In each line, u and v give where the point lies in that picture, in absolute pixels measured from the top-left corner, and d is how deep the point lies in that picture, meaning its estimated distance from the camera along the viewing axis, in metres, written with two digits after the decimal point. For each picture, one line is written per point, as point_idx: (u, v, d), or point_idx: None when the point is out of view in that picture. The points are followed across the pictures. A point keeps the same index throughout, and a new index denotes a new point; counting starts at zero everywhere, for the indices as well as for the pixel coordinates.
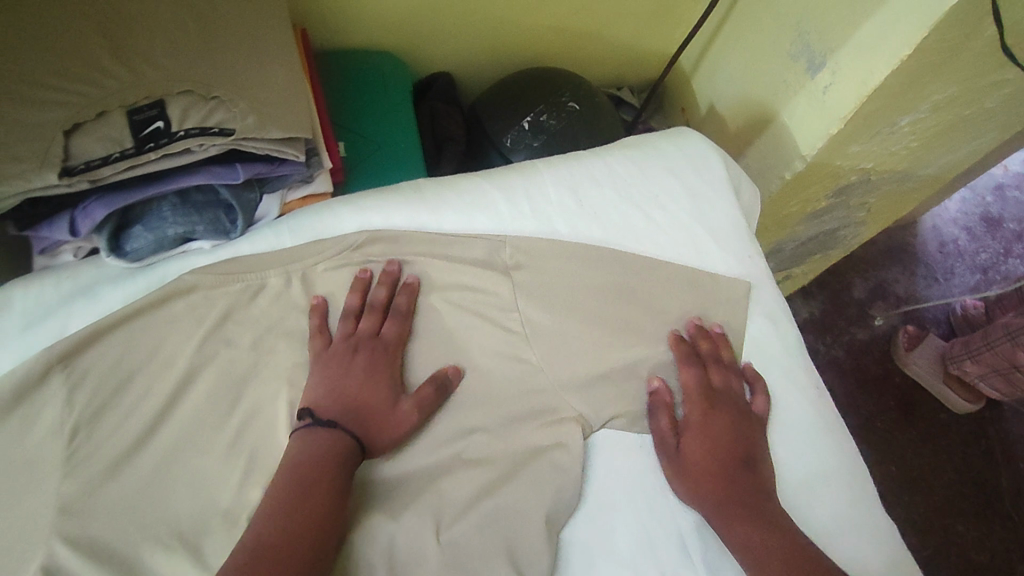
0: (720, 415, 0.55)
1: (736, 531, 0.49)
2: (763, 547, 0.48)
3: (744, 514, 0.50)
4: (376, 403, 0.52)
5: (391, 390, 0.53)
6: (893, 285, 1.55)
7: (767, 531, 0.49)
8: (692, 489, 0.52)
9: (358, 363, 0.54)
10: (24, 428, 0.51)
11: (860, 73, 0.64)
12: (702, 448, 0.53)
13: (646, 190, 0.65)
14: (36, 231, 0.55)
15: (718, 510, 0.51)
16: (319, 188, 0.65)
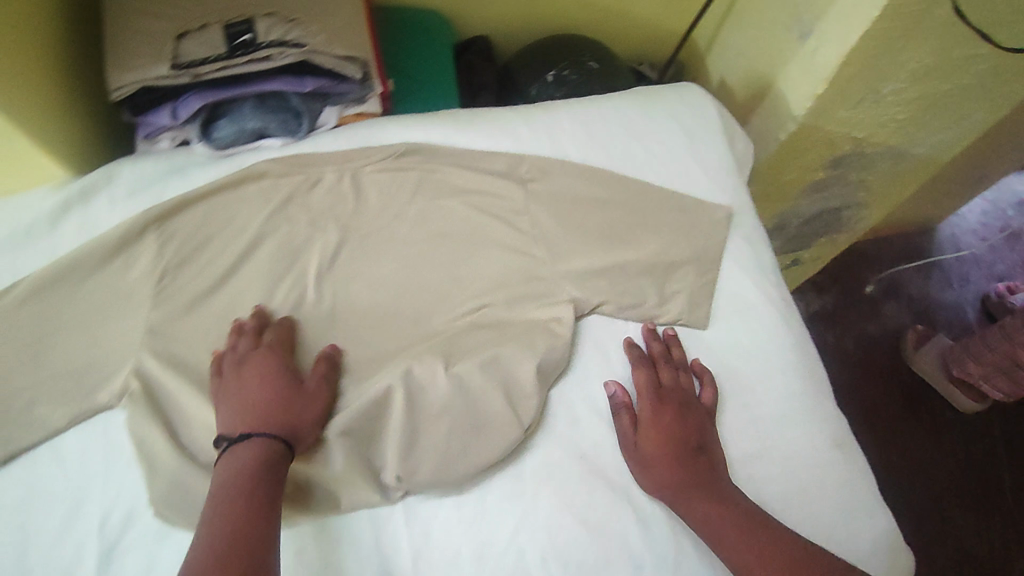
0: (671, 410, 0.60)
1: (698, 514, 0.56)
2: (723, 524, 0.55)
3: (701, 494, 0.56)
4: (285, 393, 0.56)
5: (289, 383, 0.57)
6: (908, 286, 1.50)
7: (725, 511, 0.55)
8: (655, 478, 0.58)
9: (255, 374, 0.57)
10: (125, 269, 0.64)
11: (840, 37, 0.77)
12: (658, 439, 0.59)
13: (647, 127, 0.76)
14: (144, 118, 0.69)
15: (679, 494, 0.57)
16: (370, 108, 0.77)
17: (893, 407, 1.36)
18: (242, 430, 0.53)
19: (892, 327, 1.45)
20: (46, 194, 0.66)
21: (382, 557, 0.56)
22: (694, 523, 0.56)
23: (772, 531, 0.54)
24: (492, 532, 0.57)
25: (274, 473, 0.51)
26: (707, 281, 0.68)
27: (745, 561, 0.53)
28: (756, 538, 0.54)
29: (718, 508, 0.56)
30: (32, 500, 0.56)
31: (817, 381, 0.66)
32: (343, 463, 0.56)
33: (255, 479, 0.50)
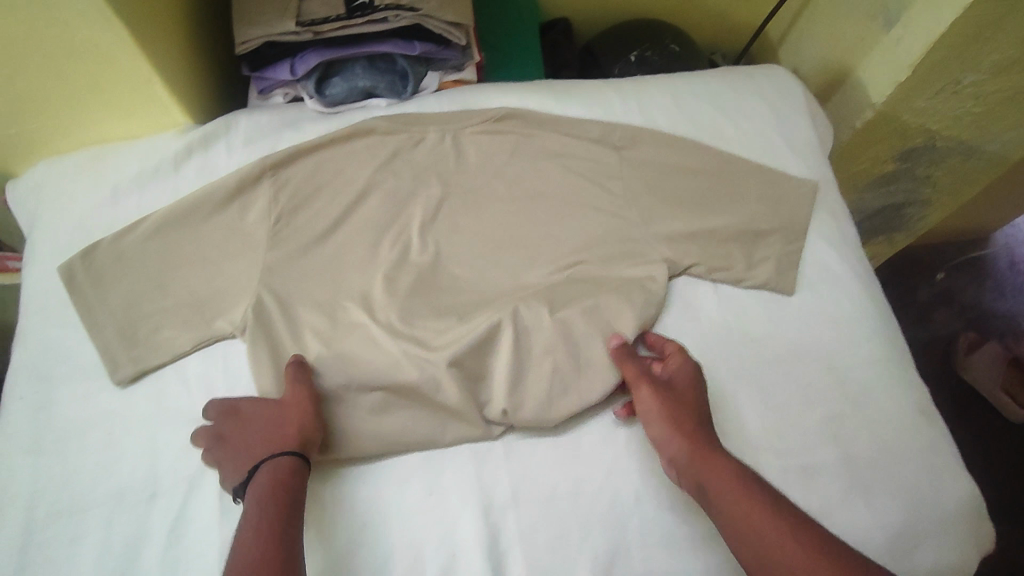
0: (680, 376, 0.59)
1: (704, 475, 0.53)
2: (738, 483, 0.52)
3: (718, 453, 0.54)
4: (272, 419, 0.57)
5: (269, 412, 0.58)
6: (959, 294, 1.42)
7: (731, 475, 0.52)
8: (665, 429, 0.56)
9: (245, 424, 0.58)
10: (242, 212, 0.68)
11: (927, 25, 0.79)
12: (685, 397, 0.58)
13: (735, 103, 0.79)
14: (260, 73, 0.74)
15: (686, 452, 0.54)
16: (467, 77, 0.81)
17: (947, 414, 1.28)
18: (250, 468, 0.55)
19: (944, 332, 1.37)
20: (171, 139, 0.72)
21: (483, 488, 0.58)
22: (699, 485, 0.53)
23: (778, 502, 0.51)
24: (588, 472, 0.59)
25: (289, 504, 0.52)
26: (793, 249, 0.70)
27: (746, 530, 0.50)
28: (764, 509, 0.50)
29: (726, 470, 0.53)
30: (160, 415, 0.62)
31: (899, 352, 0.68)
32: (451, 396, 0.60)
33: (274, 513, 0.51)
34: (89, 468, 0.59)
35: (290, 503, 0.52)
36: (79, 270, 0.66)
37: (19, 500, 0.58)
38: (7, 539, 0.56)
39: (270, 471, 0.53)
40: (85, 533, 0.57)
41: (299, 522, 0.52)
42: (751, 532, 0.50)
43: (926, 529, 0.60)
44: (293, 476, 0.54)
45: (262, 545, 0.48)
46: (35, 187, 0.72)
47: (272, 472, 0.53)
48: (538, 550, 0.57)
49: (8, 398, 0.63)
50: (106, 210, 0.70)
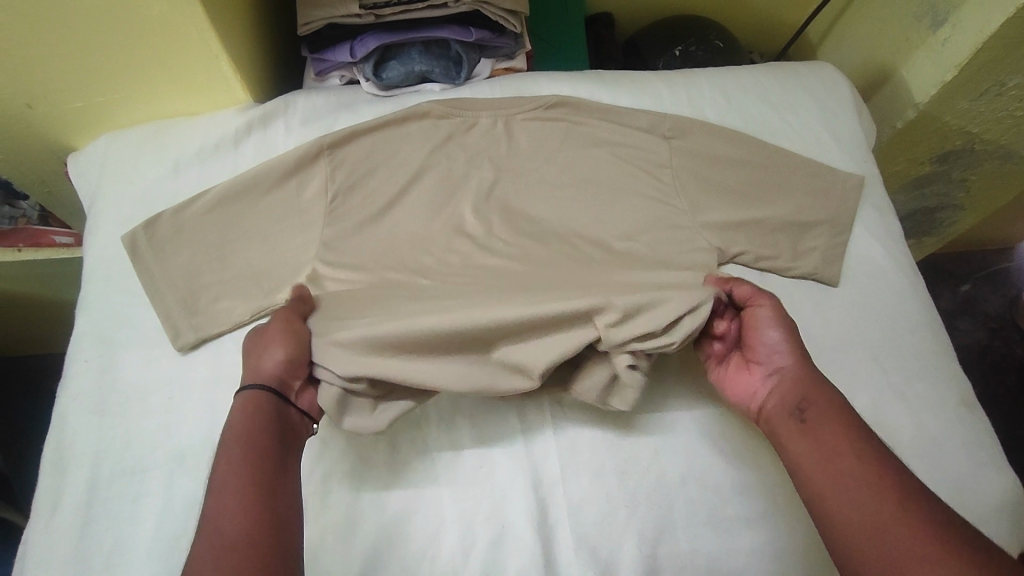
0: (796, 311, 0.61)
1: (809, 395, 0.55)
2: (844, 409, 0.54)
3: (828, 382, 0.56)
4: (255, 351, 0.59)
5: (254, 342, 0.59)
6: (983, 303, 1.31)
7: (836, 404, 0.54)
8: (781, 348, 0.58)
9: (248, 348, 0.60)
10: (300, 188, 0.69)
11: (977, 26, 0.79)
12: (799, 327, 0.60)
13: (783, 98, 0.81)
14: (320, 55, 0.78)
15: (798, 375, 0.57)
16: (518, 65, 0.83)
17: (990, 420, 1.17)
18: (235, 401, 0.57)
19: (968, 342, 1.26)
20: (232, 116, 0.74)
21: (532, 464, 0.60)
22: (799, 403, 0.55)
23: (868, 438, 0.52)
24: (635, 450, 0.61)
25: (248, 444, 0.52)
26: (839, 242, 0.71)
27: (832, 448, 0.51)
28: (859, 439, 0.51)
29: (832, 398, 0.55)
30: (218, 382, 0.63)
31: (943, 347, 0.69)
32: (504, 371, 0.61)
33: (234, 461, 0.51)
34: (150, 430, 0.61)
35: (248, 446, 0.52)
36: (141, 239, 0.67)
37: (84, 458, 0.60)
38: (74, 495, 0.58)
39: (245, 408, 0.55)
40: (146, 492, 0.58)
41: (264, 460, 0.52)
42: (835, 452, 0.51)
43: (971, 519, 0.60)
44: (253, 415, 0.54)
45: (225, 497, 0.49)
46: (98, 159, 0.74)
47: (237, 415, 0.54)
48: (585, 525, 0.58)
49: (74, 361, 0.65)
50: (168, 182, 0.72)
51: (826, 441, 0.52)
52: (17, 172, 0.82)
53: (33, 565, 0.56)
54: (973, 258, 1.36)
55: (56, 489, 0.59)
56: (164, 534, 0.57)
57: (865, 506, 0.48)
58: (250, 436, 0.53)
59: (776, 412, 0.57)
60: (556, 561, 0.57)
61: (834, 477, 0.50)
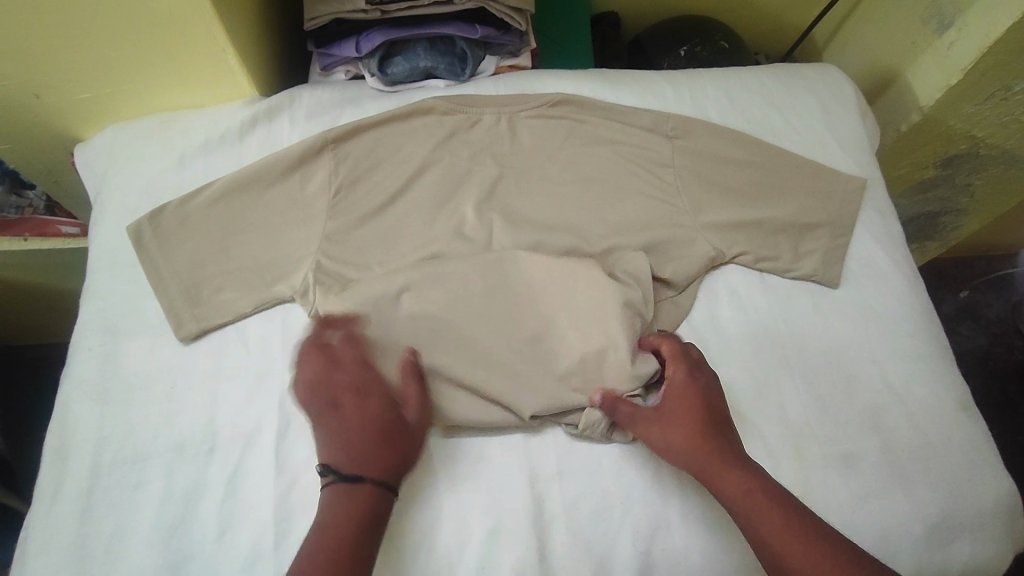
0: (684, 387, 0.58)
1: (726, 492, 0.53)
2: (754, 494, 0.52)
3: (728, 467, 0.54)
4: (385, 428, 0.56)
5: (391, 418, 0.57)
6: (986, 308, 1.30)
7: (749, 490, 0.53)
8: (679, 449, 0.56)
9: (386, 419, 0.57)
10: (303, 183, 0.70)
11: (984, 30, 0.79)
12: (682, 413, 0.57)
13: (787, 99, 0.81)
14: (326, 49, 0.78)
15: (706, 469, 0.54)
16: (522, 63, 0.83)
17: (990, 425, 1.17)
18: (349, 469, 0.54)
19: (970, 347, 1.26)
20: (237, 110, 0.75)
21: (530, 459, 0.60)
22: (723, 500, 0.54)
23: (795, 512, 0.51)
24: (632, 448, 0.61)
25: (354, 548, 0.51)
26: (840, 244, 0.72)
27: (770, 543, 0.51)
28: (791, 521, 0.51)
29: (747, 481, 0.53)
30: (220, 374, 0.64)
31: (942, 350, 0.69)
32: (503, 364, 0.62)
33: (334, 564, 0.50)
34: (152, 418, 0.62)
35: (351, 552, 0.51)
36: (146, 230, 0.68)
37: (86, 445, 0.60)
38: (75, 482, 0.59)
39: (365, 482, 0.54)
40: (147, 480, 0.59)
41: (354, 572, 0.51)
42: (774, 545, 0.50)
43: (965, 522, 0.60)
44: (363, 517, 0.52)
45: None
46: (105, 150, 0.75)
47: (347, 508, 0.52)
48: (581, 520, 0.58)
49: (77, 348, 0.65)
50: (173, 174, 0.73)
51: (761, 535, 0.51)
52: (25, 162, 0.82)
53: (34, 550, 0.57)
54: (978, 262, 1.35)
55: (57, 476, 0.59)
56: (164, 521, 0.57)
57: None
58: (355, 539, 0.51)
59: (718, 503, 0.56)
60: (552, 557, 0.57)
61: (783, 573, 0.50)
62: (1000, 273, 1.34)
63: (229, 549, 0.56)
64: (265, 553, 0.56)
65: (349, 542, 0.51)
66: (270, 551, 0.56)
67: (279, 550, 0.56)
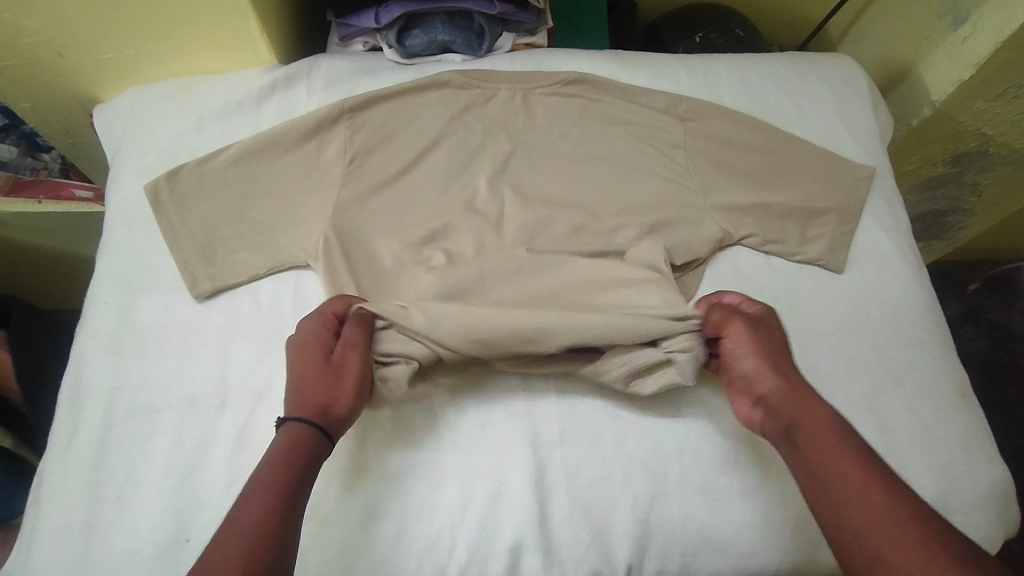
0: (772, 325, 0.60)
1: (797, 413, 0.53)
2: (826, 424, 0.52)
3: (807, 396, 0.54)
4: (311, 365, 0.56)
5: (318, 357, 0.56)
6: (988, 312, 1.31)
7: (825, 421, 0.52)
8: (763, 363, 0.57)
9: (314, 360, 0.56)
10: (319, 149, 0.70)
11: (998, 26, 0.79)
12: (767, 341, 0.58)
13: (801, 88, 0.82)
14: (345, 20, 0.80)
15: (788, 394, 0.55)
16: (539, 42, 0.84)
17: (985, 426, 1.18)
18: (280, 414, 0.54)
19: (969, 349, 1.27)
20: (257, 75, 0.76)
21: (533, 426, 0.61)
22: (796, 423, 0.53)
23: (865, 450, 0.50)
24: (632, 420, 0.62)
25: (273, 477, 0.49)
26: (846, 230, 0.72)
27: (841, 470, 0.49)
28: (864, 453, 0.49)
29: (825, 414, 0.53)
30: (231, 331, 0.65)
31: (943, 340, 0.70)
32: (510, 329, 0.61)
33: (256, 496, 0.48)
34: (164, 371, 0.63)
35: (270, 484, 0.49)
36: (164, 190, 0.69)
37: (99, 394, 0.62)
38: (88, 430, 0.60)
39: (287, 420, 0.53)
40: (158, 431, 0.60)
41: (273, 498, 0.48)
42: (840, 471, 0.49)
43: (956, 506, 0.61)
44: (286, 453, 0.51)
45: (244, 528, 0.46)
46: (124, 111, 0.76)
47: (274, 448, 0.52)
48: (581, 487, 0.59)
49: (93, 301, 0.67)
50: (191, 136, 0.74)
51: (834, 461, 0.49)
52: (44, 121, 0.83)
53: (48, 491, 0.58)
54: (983, 265, 1.36)
55: (71, 424, 0.61)
56: (174, 470, 0.59)
57: (866, 529, 0.45)
58: (276, 472, 0.50)
59: (773, 436, 0.55)
60: (551, 521, 0.58)
61: (847, 500, 0.47)
62: (1004, 278, 1.34)
63: (234, 500, 0.58)
64: None
65: (277, 478, 0.49)
66: None
67: None
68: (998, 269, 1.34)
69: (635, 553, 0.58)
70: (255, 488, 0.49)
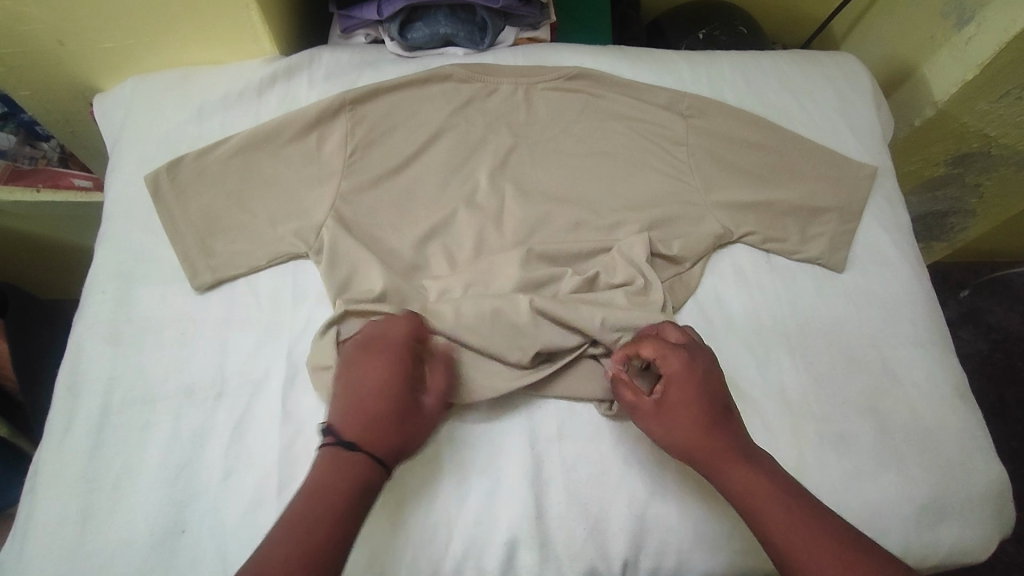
0: (688, 375, 0.55)
1: (727, 480, 0.52)
2: (758, 482, 0.51)
3: (737, 456, 0.53)
4: (400, 401, 0.54)
5: (408, 398, 0.55)
6: (987, 314, 1.31)
7: (758, 480, 0.52)
8: (682, 440, 0.54)
9: (404, 402, 0.54)
10: (320, 142, 0.70)
11: (1003, 26, 0.79)
12: (688, 407, 0.54)
13: (803, 85, 0.81)
14: (348, 12, 0.80)
15: (709, 459, 0.53)
16: (541, 36, 0.84)
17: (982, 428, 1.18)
18: (352, 436, 0.52)
19: (967, 350, 1.27)
20: (258, 66, 0.75)
21: (531, 423, 0.61)
22: (727, 488, 0.53)
23: (804, 498, 0.51)
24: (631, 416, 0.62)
25: (334, 492, 0.49)
26: (848, 229, 0.72)
27: (781, 531, 0.49)
28: (801, 513, 0.49)
29: (751, 474, 0.52)
30: (230, 323, 0.65)
31: (942, 340, 0.70)
32: (518, 324, 0.62)
33: (315, 503, 0.49)
34: (162, 362, 0.63)
35: (329, 497, 0.49)
36: (163, 180, 0.68)
37: (96, 384, 0.61)
38: (85, 421, 0.60)
39: (364, 451, 0.51)
40: (155, 422, 0.60)
41: (325, 509, 0.49)
42: (780, 532, 0.49)
43: (953, 505, 0.61)
44: (346, 468, 0.50)
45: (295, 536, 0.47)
46: (123, 100, 0.75)
47: (331, 466, 0.50)
48: (578, 484, 0.59)
49: (92, 291, 0.66)
50: (191, 127, 0.74)
51: (772, 528, 0.50)
52: (43, 110, 0.83)
53: (44, 482, 0.58)
54: (982, 267, 1.36)
55: (68, 414, 0.61)
56: (171, 461, 0.59)
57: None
58: (337, 482, 0.50)
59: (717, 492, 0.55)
60: (548, 517, 0.58)
61: (792, 567, 0.48)
62: (1003, 280, 1.34)
63: (232, 491, 0.58)
64: (266, 498, 0.57)
65: (333, 494, 0.49)
66: (272, 496, 0.57)
67: (281, 494, 0.57)
68: (998, 272, 1.34)
69: (632, 550, 0.58)
70: (307, 496, 0.49)
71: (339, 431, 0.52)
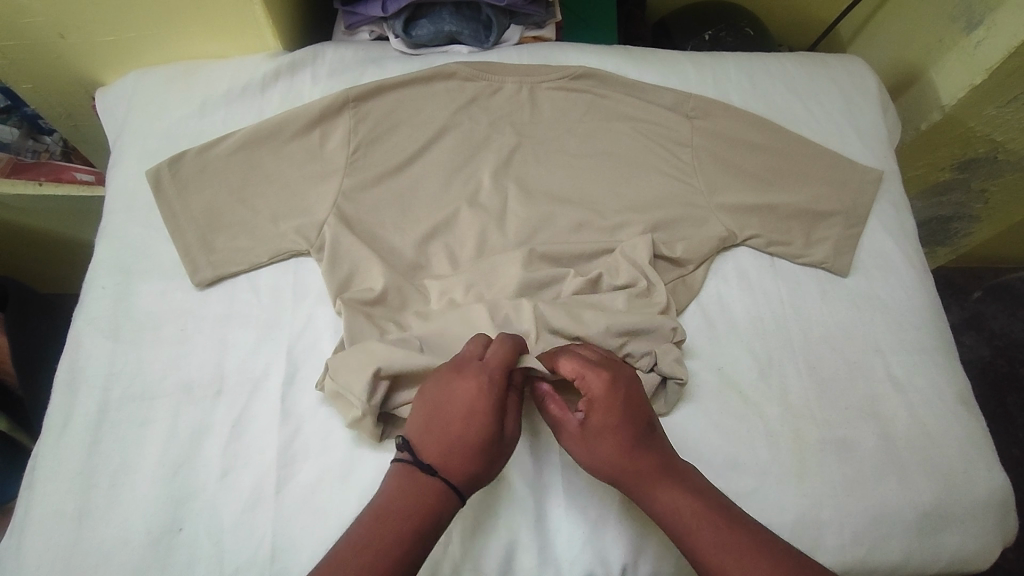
0: (611, 394, 0.53)
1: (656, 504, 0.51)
2: (687, 504, 0.50)
3: (663, 477, 0.52)
4: (478, 430, 0.51)
5: (489, 426, 0.51)
6: (989, 320, 1.30)
7: (687, 501, 0.50)
8: (611, 463, 0.53)
9: (482, 430, 0.51)
10: (322, 139, 0.70)
11: (1012, 30, 0.79)
12: (612, 429, 0.53)
13: (809, 88, 0.81)
14: (352, 8, 0.79)
15: (636, 482, 0.52)
16: (547, 35, 0.84)
17: None
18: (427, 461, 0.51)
19: (970, 356, 1.26)
20: (262, 61, 0.75)
21: (533, 424, 0.61)
22: (655, 510, 0.51)
23: (733, 516, 0.50)
24: None
25: (403, 517, 0.49)
26: (852, 234, 0.72)
27: (715, 556, 0.48)
28: (730, 532, 0.49)
29: (678, 497, 0.51)
30: (229, 320, 0.64)
31: (945, 346, 0.69)
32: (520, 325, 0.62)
33: (380, 527, 0.48)
34: (161, 358, 0.62)
35: (395, 521, 0.48)
36: (164, 175, 0.68)
37: (95, 380, 0.61)
38: (84, 417, 0.60)
39: (442, 477, 0.50)
40: (153, 419, 0.60)
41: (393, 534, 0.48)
42: (713, 554, 0.48)
43: (956, 513, 0.61)
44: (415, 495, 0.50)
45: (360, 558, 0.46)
46: (126, 94, 0.75)
47: (402, 491, 0.50)
48: (580, 486, 0.59)
49: (91, 286, 0.66)
50: (193, 122, 0.73)
51: (704, 553, 0.48)
52: (46, 104, 0.83)
53: (42, 479, 0.58)
54: (986, 273, 1.35)
55: (66, 410, 0.60)
56: (169, 459, 0.58)
57: None
58: (401, 507, 0.49)
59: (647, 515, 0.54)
60: (548, 519, 0.58)
61: None
62: (1007, 286, 1.33)
63: (230, 489, 0.57)
64: (265, 496, 0.57)
65: (401, 518, 0.49)
66: (272, 494, 0.57)
67: (280, 493, 0.57)
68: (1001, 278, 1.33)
69: (632, 553, 0.57)
70: (371, 519, 0.49)
71: (416, 453, 0.52)
